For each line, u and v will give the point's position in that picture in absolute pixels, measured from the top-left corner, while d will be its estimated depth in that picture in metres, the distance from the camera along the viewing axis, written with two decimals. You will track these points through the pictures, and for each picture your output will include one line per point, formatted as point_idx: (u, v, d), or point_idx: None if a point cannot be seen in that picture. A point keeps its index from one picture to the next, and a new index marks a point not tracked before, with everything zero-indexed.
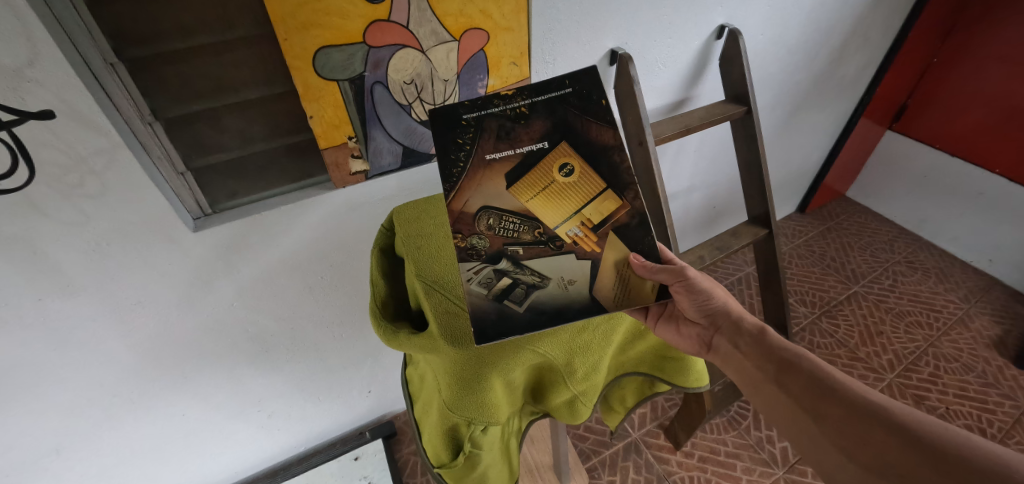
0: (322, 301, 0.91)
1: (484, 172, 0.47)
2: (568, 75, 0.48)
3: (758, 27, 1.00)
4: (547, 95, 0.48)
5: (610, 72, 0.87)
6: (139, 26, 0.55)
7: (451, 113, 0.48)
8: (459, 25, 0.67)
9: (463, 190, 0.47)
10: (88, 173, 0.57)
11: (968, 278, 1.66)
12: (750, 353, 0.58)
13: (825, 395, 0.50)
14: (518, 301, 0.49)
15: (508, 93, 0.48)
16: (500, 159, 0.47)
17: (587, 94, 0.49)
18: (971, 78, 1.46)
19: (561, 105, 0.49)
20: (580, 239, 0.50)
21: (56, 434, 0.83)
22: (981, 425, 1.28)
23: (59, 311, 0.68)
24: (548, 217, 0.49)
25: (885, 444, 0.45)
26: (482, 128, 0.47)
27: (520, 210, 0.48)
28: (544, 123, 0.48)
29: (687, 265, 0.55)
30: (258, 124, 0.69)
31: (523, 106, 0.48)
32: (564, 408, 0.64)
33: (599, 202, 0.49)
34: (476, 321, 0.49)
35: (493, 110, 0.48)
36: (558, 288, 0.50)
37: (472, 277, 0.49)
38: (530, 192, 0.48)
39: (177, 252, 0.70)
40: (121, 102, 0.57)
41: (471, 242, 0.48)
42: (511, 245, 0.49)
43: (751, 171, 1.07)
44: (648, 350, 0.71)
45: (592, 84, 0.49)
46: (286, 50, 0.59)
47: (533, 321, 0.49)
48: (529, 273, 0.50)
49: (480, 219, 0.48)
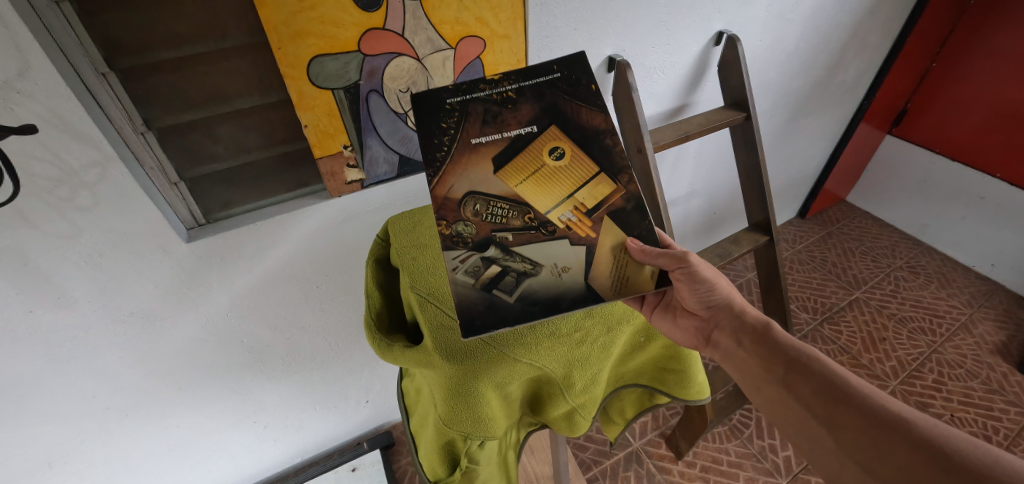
0: (319, 311, 0.90)
1: (471, 154, 0.48)
2: (556, 62, 0.51)
3: (758, 32, 1.00)
4: (534, 80, 0.50)
5: (607, 79, 0.87)
6: (131, 35, 0.54)
7: (434, 97, 0.49)
8: (455, 33, 0.66)
9: (448, 174, 0.47)
10: (79, 185, 0.56)
11: (972, 283, 1.65)
12: (758, 352, 0.56)
13: (836, 401, 0.49)
14: (508, 290, 0.47)
15: (495, 78, 0.50)
16: (486, 142, 0.48)
17: (574, 81, 0.51)
18: (970, 81, 1.46)
19: (549, 90, 0.50)
20: (573, 224, 0.49)
21: (50, 447, 0.82)
22: (987, 433, 1.26)
23: (51, 323, 0.67)
24: (538, 202, 0.48)
25: (903, 455, 0.43)
26: (467, 113, 0.48)
27: (509, 194, 0.48)
28: (531, 107, 0.49)
29: (693, 255, 0.53)
30: (253, 133, 0.68)
31: (511, 90, 0.49)
32: (562, 421, 0.62)
33: (592, 185, 0.49)
34: (462, 312, 0.46)
35: (479, 95, 0.49)
36: (550, 276, 0.48)
37: (459, 266, 0.47)
38: (520, 175, 0.48)
39: (171, 263, 0.69)
40: (113, 111, 0.56)
41: (457, 229, 0.47)
42: (500, 231, 0.48)
43: (751, 177, 1.06)
44: (648, 362, 0.69)
45: (580, 71, 0.51)
46: (279, 59, 0.58)
47: (525, 312, 0.46)
48: (520, 260, 0.48)
49: (466, 205, 0.47)
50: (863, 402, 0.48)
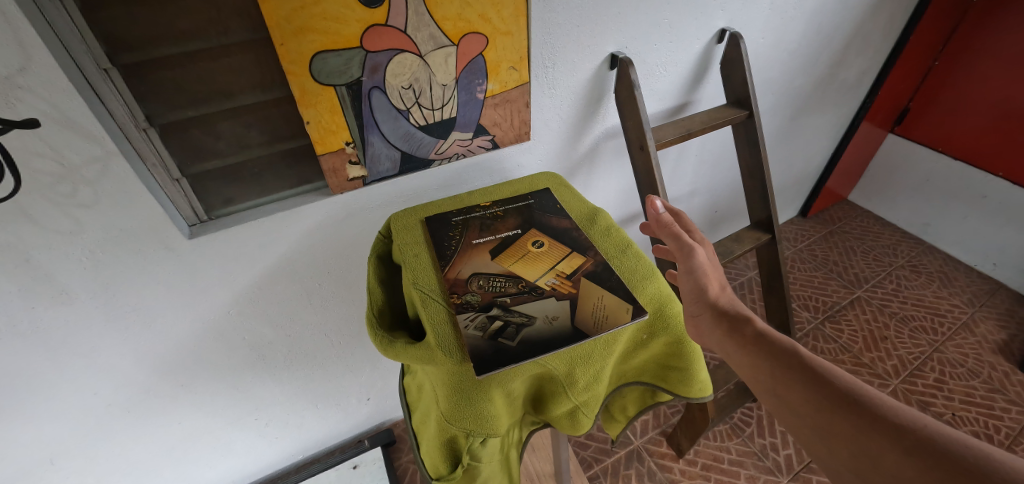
0: (320, 308, 0.90)
1: (471, 250, 0.59)
2: (530, 194, 0.68)
3: (759, 30, 0.99)
4: (514, 204, 0.67)
5: (610, 77, 0.86)
6: (133, 31, 0.54)
7: (445, 218, 0.64)
8: (458, 29, 0.66)
9: (455, 265, 0.56)
10: (80, 181, 0.56)
11: (973, 282, 1.65)
12: (744, 359, 0.52)
13: (827, 410, 0.45)
14: (512, 338, 0.48)
15: (487, 204, 0.67)
16: (483, 241, 0.60)
17: (543, 202, 0.67)
18: (972, 80, 1.46)
19: (526, 209, 0.66)
20: (558, 285, 0.54)
21: (51, 444, 0.82)
22: (988, 432, 1.26)
23: (52, 320, 0.67)
24: (528, 274, 0.55)
25: (901, 471, 0.40)
26: (467, 225, 0.63)
27: (505, 272, 0.56)
28: (515, 219, 0.64)
29: (697, 248, 0.58)
30: (255, 130, 0.68)
31: (499, 211, 0.65)
32: (565, 419, 0.61)
33: (569, 259, 0.57)
34: (474, 358, 0.46)
35: (476, 215, 0.65)
36: (544, 324, 0.49)
37: (468, 324, 0.50)
38: (511, 259, 0.57)
39: (173, 260, 0.69)
40: (115, 107, 0.56)
41: (465, 298, 0.52)
42: (500, 297, 0.52)
43: (752, 175, 1.05)
44: (650, 360, 0.62)
45: (546, 196, 0.68)
46: (282, 55, 0.58)
47: (525, 352, 0.47)
48: (518, 314, 0.50)
49: (471, 282, 0.54)
50: (856, 408, 0.44)
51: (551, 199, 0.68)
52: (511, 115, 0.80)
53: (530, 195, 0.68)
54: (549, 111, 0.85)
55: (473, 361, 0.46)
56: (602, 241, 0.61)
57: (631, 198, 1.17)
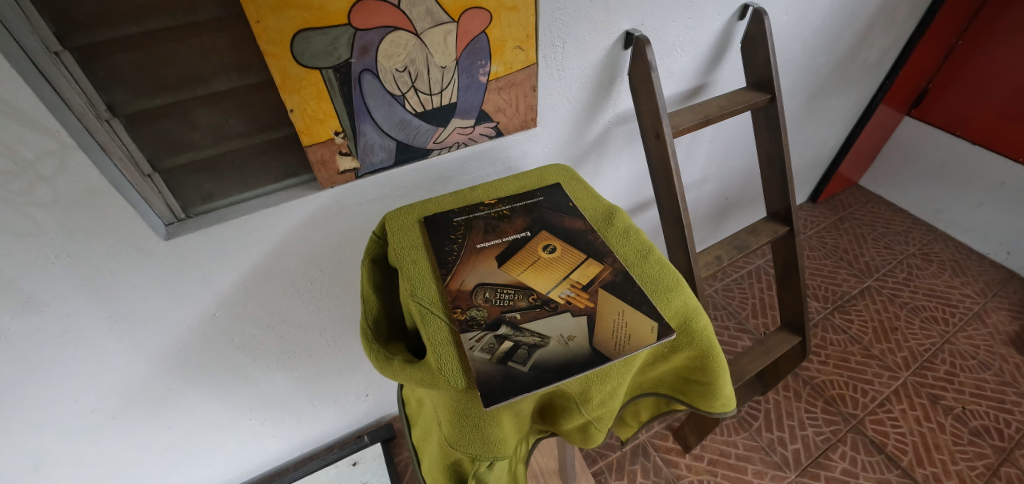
0: (313, 307, 0.85)
1: (476, 256, 0.53)
2: (539, 190, 0.62)
3: (783, 5, 0.92)
4: (521, 203, 0.61)
5: (623, 58, 0.80)
6: (84, 7, 0.47)
7: (444, 218, 0.58)
8: (458, 4, 0.59)
9: (458, 273, 0.51)
10: (36, 179, 0.50)
11: (986, 271, 1.60)
12: None
13: None
14: (523, 361, 0.43)
15: (491, 203, 0.61)
16: (488, 246, 0.54)
17: (554, 201, 0.61)
18: (997, 61, 1.38)
19: (534, 208, 0.60)
20: (573, 299, 0.48)
21: (34, 452, 0.78)
22: (998, 427, 1.23)
23: (19, 329, 0.61)
24: (539, 284, 0.50)
25: None
26: (471, 226, 0.57)
27: (513, 282, 0.50)
28: (523, 219, 0.58)
29: None
30: (234, 119, 0.61)
31: (505, 211, 0.59)
32: (576, 434, 0.57)
33: (583, 268, 0.52)
34: (481, 387, 0.41)
35: (480, 215, 0.59)
36: (558, 346, 0.44)
37: (474, 345, 0.44)
38: (520, 267, 0.52)
39: (149, 262, 0.63)
40: (70, 96, 0.50)
41: (470, 313, 0.47)
42: (509, 311, 0.47)
43: (772, 163, 0.99)
44: (669, 372, 0.57)
45: (557, 194, 0.62)
46: (259, 34, 0.51)
47: (539, 379, 0.42)
48: (529, 334, 0.45)
49: (476, 294, 0.49)
50: None
51: (563, 196, 0.62)
52: (516, 100, 0.73)
53: (539, 192, 0.62)
54: (558, 96, 0.78)
55: (481, 390, 0.41)
56: (620, 246, 0.56)
57: (641, 187, 1.11)
